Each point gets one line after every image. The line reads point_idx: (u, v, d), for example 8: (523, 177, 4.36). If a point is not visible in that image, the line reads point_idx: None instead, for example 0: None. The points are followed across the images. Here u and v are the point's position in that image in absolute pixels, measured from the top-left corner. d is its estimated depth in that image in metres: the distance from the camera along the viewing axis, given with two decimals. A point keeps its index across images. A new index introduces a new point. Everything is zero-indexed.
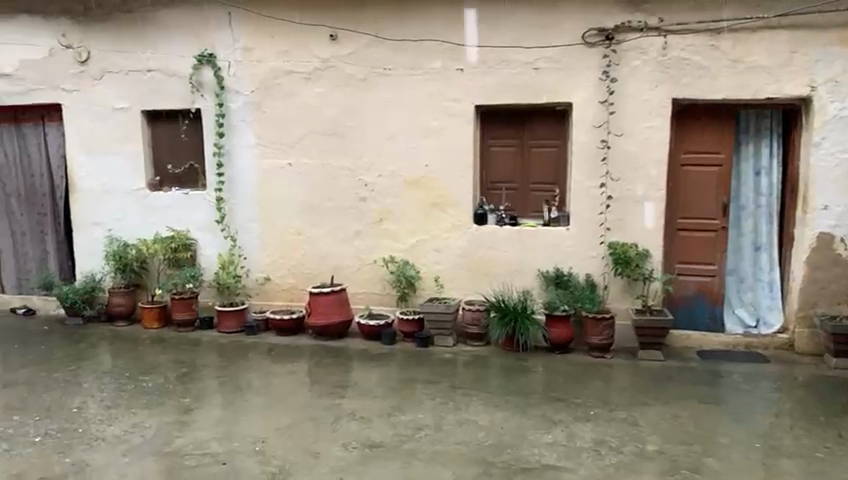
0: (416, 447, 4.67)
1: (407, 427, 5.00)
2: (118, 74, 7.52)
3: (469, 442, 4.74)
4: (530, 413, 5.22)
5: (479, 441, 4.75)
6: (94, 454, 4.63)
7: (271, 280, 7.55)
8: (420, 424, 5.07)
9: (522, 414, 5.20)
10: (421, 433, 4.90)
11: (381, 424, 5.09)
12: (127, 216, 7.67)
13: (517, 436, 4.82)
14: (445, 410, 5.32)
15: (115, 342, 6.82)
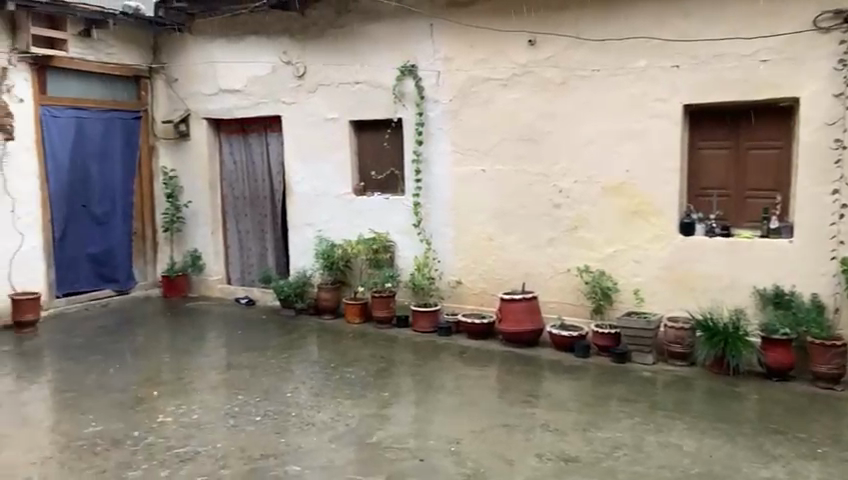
0: (613, 466, 4.18)
1: (604, 445, 4.48)
2: (330, 86, 7.23)
3: (674, 468, 4.14)
4: (744, 443, 4.42)
5: (684, 467, 4.13)
6: (305, 438, 4.64)
7: (464, 283, 6.92)
8: (618, 443, 4.51)
9: (734, 444, 4.42)
10: (619, 453, 4.37)
11: (576, 438, 4.62)
12: (334, 218, 7.38)
13: (730, 468, 4.11)
14: (644, 430, 4.68)
15: (321, 335, 6.79)
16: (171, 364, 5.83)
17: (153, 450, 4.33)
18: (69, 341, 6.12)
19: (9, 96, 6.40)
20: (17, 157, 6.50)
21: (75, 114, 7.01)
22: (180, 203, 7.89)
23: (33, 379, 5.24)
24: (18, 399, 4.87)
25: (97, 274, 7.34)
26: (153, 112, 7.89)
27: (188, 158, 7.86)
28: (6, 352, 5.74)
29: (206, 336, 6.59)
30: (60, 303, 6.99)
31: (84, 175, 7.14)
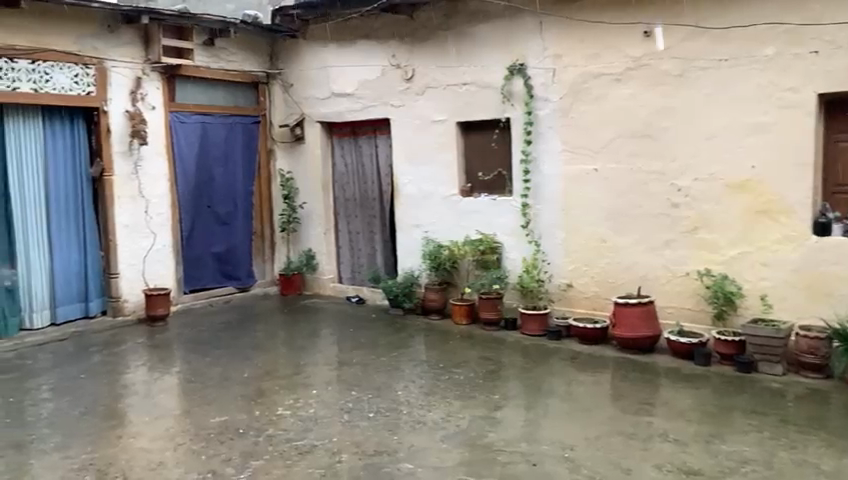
0: None
1: (729, 459, 4.17)
2: (438, 88, 7.20)
3: None
4: None
5: None
6: (416, 437, 4.62)
7: (574, 286, 6.67)
8: (746, 458, 4.19)
9: None
10: (747, 468, 4.05)
11: (698, 450, 4.33)
12: (441, 220, 7.33)
13: None
14: (775, 446, 4.32)
15: (428, 335, 6.76)
16: (287, 360, 6.00)
17: (274, 441, 4.45)
18: (195, 335, 6.44)
19: (143, 103, 6.83)
20: (149, 160, 6.93)
21: (200, 120, 7.40)
22: (296, 205, 8.15)
23: (165, 370, 5.54)
24: (152, 388, 5.16)
25: (220, 271, 7.71)
26: (271, 117, 8.18)
27: (302, 161, 8.10)
28: (141, 344, 6.13)
29: (320, 333, 6.75)
30: (187, 298, 7.38)
31: (209, 177, 7.52)
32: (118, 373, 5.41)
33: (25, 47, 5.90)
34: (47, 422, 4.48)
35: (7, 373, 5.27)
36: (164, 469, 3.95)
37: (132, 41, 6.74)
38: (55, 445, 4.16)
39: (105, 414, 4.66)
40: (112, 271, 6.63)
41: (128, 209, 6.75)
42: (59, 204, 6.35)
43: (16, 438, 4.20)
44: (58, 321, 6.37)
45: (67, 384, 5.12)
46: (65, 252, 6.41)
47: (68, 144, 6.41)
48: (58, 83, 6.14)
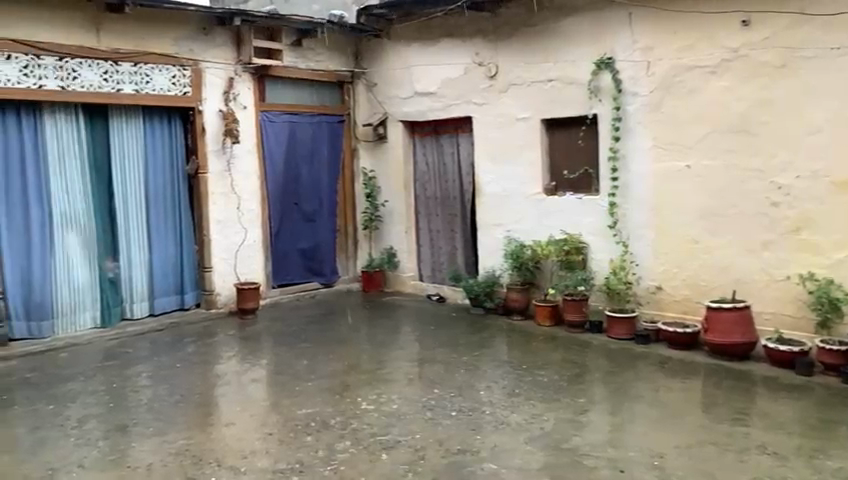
0: None
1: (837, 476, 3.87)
2: (522, 85, 7.04)
3: None
4: None
5: None
6: (499, 437, 4.54)
7: (664, 290, 6.38)
8: None
9: None
10: None
11: (801, 465, 4.04)
12: (524, 219, 7.18)
13: None
14: None
15: (510, 335, 6.64)
16: (369, 355, 6.04)
17: (359, 436, 4.47)
18: (283, 329, 6.59)
19: (235, 103, 7.05)
20: (241, 158, 7.15)
21: (288, 119, 7.58)
22: (378, 203, 8.21)
23: (255, 362, 5.69)
24: (241, 379, 5.30)
25: (306, 267, 7.87)
26: (354, 116, 8.29)
27: (385, 160, 8.15)
28: (232, 336, 6.33)
29: (401, 331, 6.76)
30: (275, 292, 7.59)
31: (296, 175, 7.70)
32: (211, 363, 5.60)
33: (128, 50, 6.20)
34: (146, 407, 4.67)
35: (110, 360, 5.55)
36: (254, 457, 4.04)
37: (225, 43, 6.97)
38: (154, 429, 4.32)
39: (199, 402, 4.82)
40: (206, 265, 6.89)
41: (221, 205, 6.99)
42: (158, 199, 6.64)
43: (119, 422, 4.40)
44: (156, 311, 6.65)
45: (164, 372, 5.33)
46: (164, 246, 6.70)
47: (166, 142, 6.70)
48: (158, 84, 6.42)
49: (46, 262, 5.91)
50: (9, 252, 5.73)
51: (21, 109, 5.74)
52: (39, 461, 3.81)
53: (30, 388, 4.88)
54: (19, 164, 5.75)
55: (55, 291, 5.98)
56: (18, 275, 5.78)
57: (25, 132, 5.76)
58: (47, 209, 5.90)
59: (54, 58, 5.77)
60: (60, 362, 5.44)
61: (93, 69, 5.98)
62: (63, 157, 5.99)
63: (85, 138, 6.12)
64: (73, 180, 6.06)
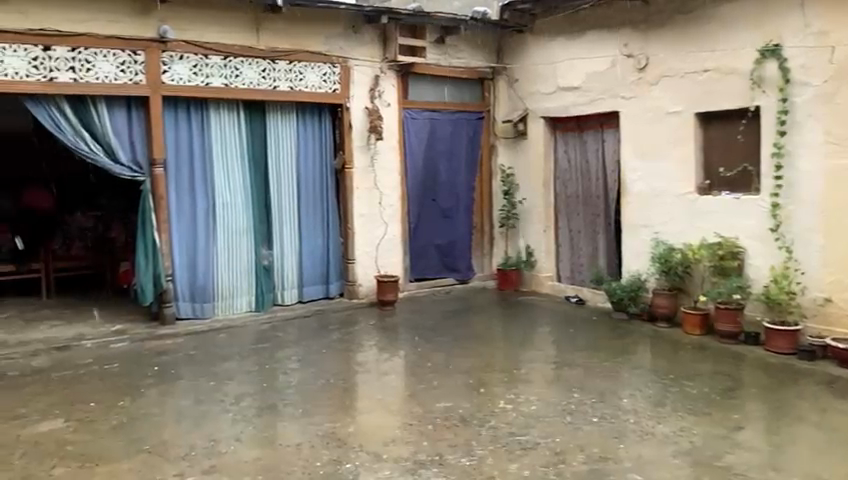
0: None
1: None
2: (674, 77, 6.59)
3: None
4: None
5: None
6: (644, 448, 4.25)
7: (835, 302, 5.68)
8: None
9: None
10: None
11: None
12: (674, 219, 6.72)
13: None
14: None
15: (655, 343, 6.23)
16: (504, 354, 5.92)
17: (497, 434, 4.38)
18: (419, 322, 6.64)
19: (379, 100, 7.21)
20: (384, 154, 7.30)
21: (429, 116, 7.65)
22: (515, 201, 8.10)
23: (393, 353, 5.77)
24: (381, 369, 5.38)
25: (442, 263, 7.91)
26: (494, 113, 8.21)
27: (525, 157, 8.00)
28: (373, 325, 6.47)
29: (537, 332, 6.58)
30: (412, 286, 7.70)
31: (435, 172, 7.74)
32: (353, 351, 5.75)
33: (284, 49, 6.53)
34: (295, 389, 4.86)
35: (262, 342, 5.86)
36: (394, 446, 4.07)
37: (373, 41, 7.15)
38: (301, 411, 4.49)
39: (342, 388, 4.95)
40: (350, 257, 7.10)
41: (365, 198, 7.18)
42: (308, 191, 6.92)
43: (270, 401, 4.62)
44: (303, 299, 6.94)
45: (310, 357, 5.54)
46: (312, 236, 6.97)
47: (316, 137, 6.97)
48: (310, 81, 6.70)
49: (209, 248, 6.35)
50: (178, 238, 6.20)
51: (190, 105, 6.20)
52: (202, 432, 4.07)
53: (193, 364, 5.24)
54: (187, 157, 6.21)
55: (216, 275, 6.40)
56: (185, 259, 6.24)
57: (193, 126, 6.21)
58: (211, 198, 6.34)
59: (220, 57, 6.18)
60: (219, 342, 5.81)
61: (253, 67, 6.34)
62: (225, 150, 6.41)
63: (244, 133, 6.51)
64: (233, 172, 6.47)
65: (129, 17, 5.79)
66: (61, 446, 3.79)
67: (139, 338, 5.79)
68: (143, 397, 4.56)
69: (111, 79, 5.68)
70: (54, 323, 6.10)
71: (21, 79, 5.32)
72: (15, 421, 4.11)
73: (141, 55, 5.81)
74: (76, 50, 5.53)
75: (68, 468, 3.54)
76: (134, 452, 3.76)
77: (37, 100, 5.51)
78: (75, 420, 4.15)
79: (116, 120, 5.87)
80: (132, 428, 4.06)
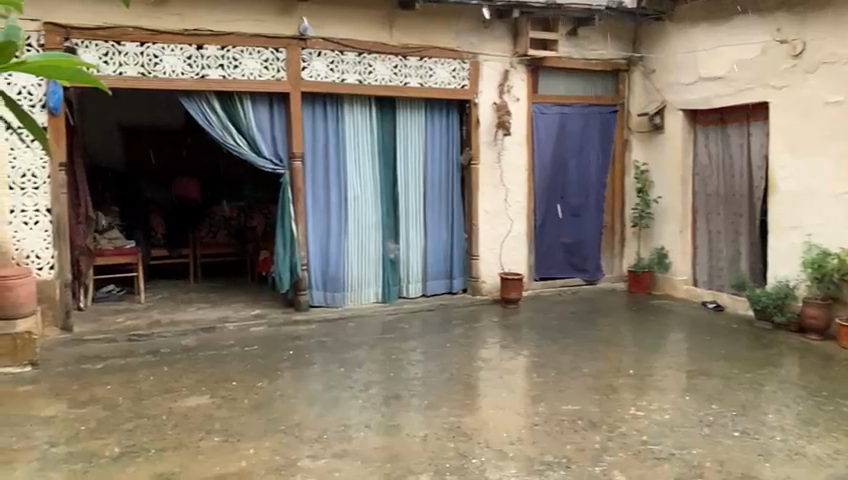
0: None
1: None
2: (836, 63, 5.91)
3: None
4: None
5: None
6: (795, 469, 3.85)
7: None
8: None
9: None
10: None
11: None
12: (831, 222, 6.05)
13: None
14: None
15: (805, 356, 5.68)
16: (634, 359, 5.64)
17: (628, 441, 4.14)
18: (544, 322, 6.48)
19: (508, 95, 7.12)
20: (512, 150, 7.21)
21: (559, 110, 7.45)
22: (650, 199, 7.69)
23: (517, 351, 5.66)
24: (504, 367, 5.29)
25: (569, 263, 7.69)
26: (628, 107, 7.86)
27: (661, 152, 7.60)
28: (496, 322, 6.41)
29: (669, 337, 6.20)
30: (537, 285, 7.55)
31: (564, 168, 7.52)
32: (476, 347, 5.70)
33: (415, 45, 6.62)
34: (420, 381, 4.88)
35: (388, 333, 5.95)
36: (521, 445, 3.96)
37: (503, 36, 7.07)
38: (427, 403, 4.49)
39: (466, 383, 4.91)
40: (474, 253, 7.08)
41: (491, 195, 7.12)
42: (434, 187, 6.96)
43: (397, 391, 4.66)
44: (427, 292, 7.00)
45: (435, 350, 5.55)
46: (437, 232, 7.01)
47: (444, 132, 7.00)
48: (440, 77, 6.74)
49: (340, 240, 6.55)
50: (313, 229, 6.44)
51: (327, 102, 6.41)
52: (333, 417, 4.17)
53: (324, 350, 5.41)
54: (323, 151, 6.43)
55: (346, 266, 6.60)
56: (318, 250, 6.47)
57: (329, 122, 6.43)
58: (343, 192, 6.53)
59: (354, 54, 6.36)
60: (348, 331, 5.97)
61: (385, 63, 6.48)
62: (358, 145, 6.58)
63: (376, 128, 6.65)
64: (364, 167, 6.63)
65: (272, 16, 6.06)
66: (207, 421, 4.02)
67: (276, 322, 6.08)
68: (279, 379, 4.76)
69: (256, 76, 6.01)
70: (201, 305, 6.55)
71: (176, 76, 5.73)
72: (167, 394, 4.42)
73: (282, 52, 6.09)
74: (225, 48, 5.89)
75: (213, 441, 3.75)
76: (271, 432, 3.91)
77: (190, 96, 5.92)
78: (219, 397, 4.39)
79: (259, 115, 6.19)
80: (270, 408, 4.25)
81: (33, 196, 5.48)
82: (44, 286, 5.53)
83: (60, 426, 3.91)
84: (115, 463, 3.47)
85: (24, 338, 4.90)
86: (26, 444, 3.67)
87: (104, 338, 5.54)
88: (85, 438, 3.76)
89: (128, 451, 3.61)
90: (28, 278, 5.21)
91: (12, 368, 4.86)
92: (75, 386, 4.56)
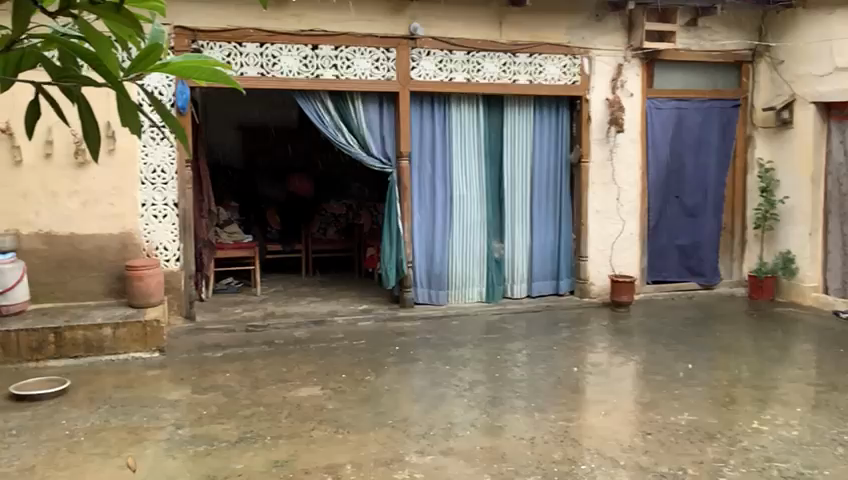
0: None
1: None
2: None
3: None
4: None
5: None
6: None
7: None
8: None
9: None
10: None
11: None
12: None
13: None
14: None
15: None
16: (755, 369, 5.27)
17: (751, 456, 3.86)
18: (656, 328, 6.20)
19: (621, 91, 6.87)
20: (624, 147, 6.95)
21: (676, 105, 7.10)
22: (776, 199, 7.19)
23: (627, 356, 5.45)
24: (614, 372, 5.10)
25: (684, 266, 7.32)
26: (752, 100, 7.37)
27: (790, 149, 7.08)
28: (605, 326, 6.20)
29: (796, 348, 5.76)
30: (649, 288, 7.25)
31: (680, 166, 7.16)
32: (584, 351, 5.54)
33: (525, 42, 6.53)
34: (525, 383, 4.80)
35: (493, 333, 5.90)
36: (634, 453, 3.80)
37: (617, 29, 6.83)
38: (533, 405, 4.41)
39: (574, 387, 4.77)
40: (582, 254, 6.89)
41: (601, 194, 6.91)
42: (542, 186, 6.83)
43: (502, 392, 4.60)
44: (533, 293, 6.89)
45: (542, 353, 5.44)
46: (545, 231, 6.87)
47: (554, 130, 6.84)
48: (550, 73, 6.61)
49: (446, 238, 6.56)
50: (419, 227, 6.50)
51: (434, 100, 6.45)
52: (439, 414, 4.17)
53: (429, 347, 5.44)
54: (430, 150, 6.48)
55: (451, 265, 6.61)
56: (424, 248, 6.53)
57: (437, 121, 6.47)
58: (449, 191, 6.54)
59: (463, 52, 6.36)
60: (453, 329, 5.98)
61: (494, 61, 6.44)
62: (465, 143, 6.56)
63: (483, 126, 6.62)
64: (471, 166, 6.61)
65: (384, 16, 6.16)
66: (318, 411, 4.13)
67: (382, 317, 6.19)
68: (386, 373, 4.82)
69: (367, 75, 6.13)
70: (311, 299, 6.76)
71: (292, 76, 5.95)
72: (281, 384, 4.58)
73: (393, 52, 6.18)
74: (338, 48, 6.05)
75: (324, 432, 3.84)
76: (379, 425, 3.96)
77: (305, 96, 6.12)
78: (330, 389, 4.51)
79: (369, 115, 6.31)
80: (377, 402, 4.31)
81: (162, 191, 5.86)
82: (171, 277, 5.91)
83: (185, 408, 4.15)
84: (234, 447, 3.63)
85: (153, 326, 5.23)
86: (155, 425, 3.92)
87: (224, 327, 5.84)
88: (207, 422, 3.97)
89: (245, 436, 3.76)
90: (156, 270, 5.60)
91: (142, 353, 5.22)
92: (198, 372, 4.84)
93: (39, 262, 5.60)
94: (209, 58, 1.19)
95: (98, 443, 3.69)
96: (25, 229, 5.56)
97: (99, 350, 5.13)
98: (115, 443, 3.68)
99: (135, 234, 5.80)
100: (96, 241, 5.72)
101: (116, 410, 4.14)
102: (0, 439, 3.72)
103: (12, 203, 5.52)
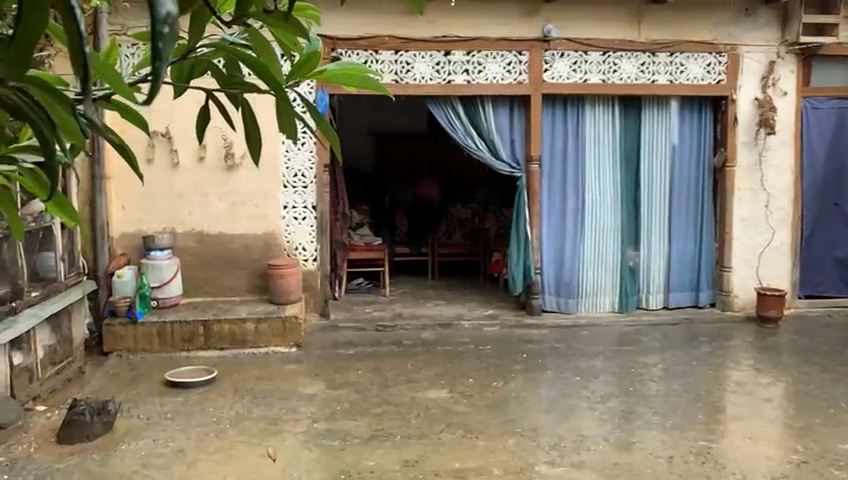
0: None
1: None
2: None
3: None
4: None
5: None
6: None
7: None
8: None
9: None
10: None
11: None
12: None
13: None
14: None
15: None
16: None
17: None
18: (810, 346, 5.69)
19: (774, 89, 6.37)
20: (775, 150, 6.44)
21: (838, 104, 6.48)
22: None
23: (776, 377, 5.02)
24: (761, 393, 4.72)
25: (843, 280, 6.68)
26: None
27: None
28: (750, 343, 5.77)
29: None
30: (802, 303, 6.65)
31: (841, 171, 6.53)
32: (727, 368, 5.17)
33: (665, 40, 6.23)
34: (662, 399, 4.55)
35: (626, 345, 5.66)
36: None
37: (769, 23, 6.33)
38: (671, 423, 4.16)
39: (717, 406, 4.46)
40: (724, 264, 6.47)
41: (747, 200, 6.44)
42: (681, 190, 6.48)
43: (636, 407, 4.39)
44: (670, 305, 6.57)
45: (679, 368, 5.14)
46: (683, 239, 6.52)
47: (695, 132, 6.48)
48: (693, 73, 6.28)
49: (576, 244, 6.39)
50: (548, 233, 6.38)
51: (567, 103, 6.30)
52: (569, 425, 4.05)
53: (558, 356, 5.31)
54: (561, 154, 6.34)
55: (581, 272, 6.43)
56: (553, 254, 6.40)
57: (569, 124, 6.32)
58: (581, 195, 6.36)
59: (599, 53, 6.17)
60: (583, 339, 5.81)
61: (632, 61, 6.20)
62: (599, 147, 6.36)
63: (618, 128, 6.38)
64: (604, 169, 6.39)
65: (518, 19, 6.10)
66: (447, 414, 4.14)
67: (509, 323, 6.12)
68: (513, 380, 4.75)
69: (499, 79, 6.11)
70: (438, 302, 6.81)
71: (426, 82, 6.06)
72: (410, 384, 4.65)
73: (525, 55, 6.11)
74: (470, 53, 6.07)
75: (453, 435, 3.85)
76: (508, 433, 3.91)
77: (436, 102, 6.20)
78: (458, 393, 4.51)
79: (500, 119, 6.28)
80: (506, 409, 4.24)
81: (302, 194, 6.14)
82: (309, 276, 6.18)
83: (320, 403, 4.31)
84: (365, 444, 3.71)
85: (292, 322, 5.49)
86: (293, 417, 4.09)
87: (355, 326, 6.03)
88: (341, 417, 4.09)
89: (376, 434, 3.84)
90: (294, 269, 5.87)
91: (281, 347, 5.49)
92: (332, 368, 5.01)
93: (192, 259, 6.05)
94: (360, 65, 1.18)
95: (241, 431, 3.91)
96: (180, 228, 6.03)
97: (243, 343, 5.46)
98: (256, 432, 3.88)
99: (277, 235, 6.12)
100: (242, 240, 6.10)
101: (258, 401, 4.38)
102: (158, 421, 4.05)
103: (170, 203, 6.01)
